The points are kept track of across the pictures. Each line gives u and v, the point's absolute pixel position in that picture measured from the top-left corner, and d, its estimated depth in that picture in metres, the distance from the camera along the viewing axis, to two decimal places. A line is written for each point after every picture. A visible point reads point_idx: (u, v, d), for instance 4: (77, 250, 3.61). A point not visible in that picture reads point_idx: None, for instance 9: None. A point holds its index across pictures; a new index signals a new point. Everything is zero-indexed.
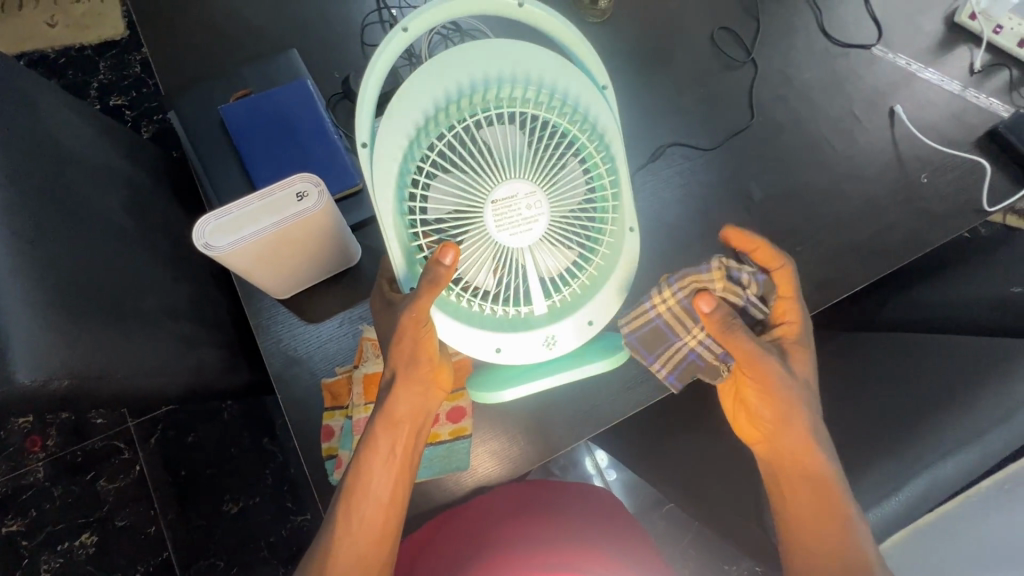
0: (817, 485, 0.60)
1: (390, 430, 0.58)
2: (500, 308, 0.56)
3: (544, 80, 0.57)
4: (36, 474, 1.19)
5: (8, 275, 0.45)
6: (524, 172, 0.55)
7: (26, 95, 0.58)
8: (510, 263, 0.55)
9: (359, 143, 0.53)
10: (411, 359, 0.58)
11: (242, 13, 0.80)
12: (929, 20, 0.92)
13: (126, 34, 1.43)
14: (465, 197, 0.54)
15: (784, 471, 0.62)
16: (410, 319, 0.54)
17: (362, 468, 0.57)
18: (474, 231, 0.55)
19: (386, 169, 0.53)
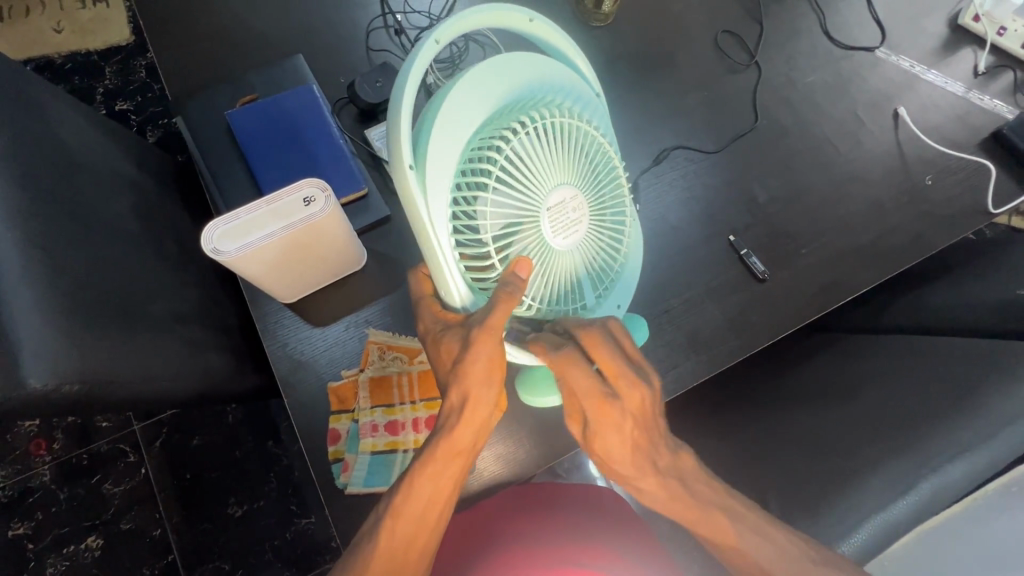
0: (706, 521, 0.58)
1: (453, 448, 0.53)
2: (553, 314, 0.55)
3: (564, 84, 0.54)
4: (42, 477, 1.19)
5: (19, 280, 0.45)
6: (568, 174, 0.51)
7: (34, 103, 0.59)
8: (560, 271, 0.53)
9: (405, 165, 0.45)
10: (487, 381, 0.52)
11: (248, 19, 0.81)
12: (932, 23, 0.92)
13: (132, 39, 1.45)
14: (522, 208, 0.49)
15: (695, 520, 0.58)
16: (484, 333, 0.48)
17: (414, 485, 0.53)
18: (531, 241, 0.50)
19: (438, 186, 0.46)
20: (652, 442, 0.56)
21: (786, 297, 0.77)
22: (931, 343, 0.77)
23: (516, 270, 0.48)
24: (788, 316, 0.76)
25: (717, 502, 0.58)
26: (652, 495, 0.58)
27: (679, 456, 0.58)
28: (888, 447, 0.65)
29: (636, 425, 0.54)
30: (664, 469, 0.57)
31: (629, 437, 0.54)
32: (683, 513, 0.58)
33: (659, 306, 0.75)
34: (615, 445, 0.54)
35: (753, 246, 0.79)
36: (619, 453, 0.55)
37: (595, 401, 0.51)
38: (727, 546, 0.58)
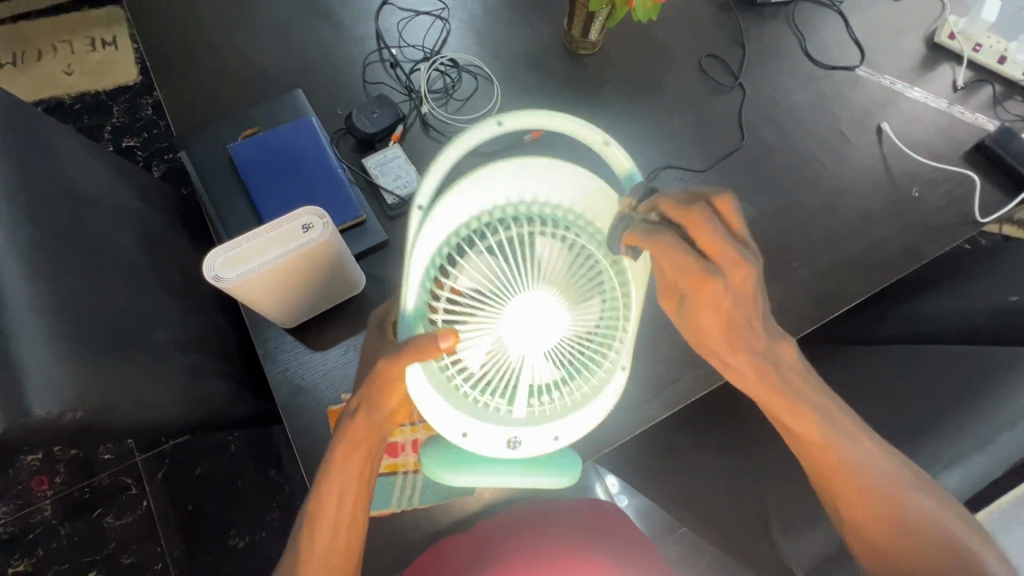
0: (811, 429, 0.57)
1: (350, 452, 0.56)
2: (482, 399, 0.54)
3: (596, 218, 0.56)
4: (44, 512, 1.19)
5: (26, 311, 0.47)
6: (548, 286, 0.54)
7: (43, 142, 0.61)
8: (509, 363, 0.54)
9: (415, 202, 0.49)
10: (379, 399, 0.53)
11: (249, 57, 0.85)
12: (910, 41, 0.96)
13: (139, 78, 1.50)
14: (490, 285, 0.54)
15: (787, 416, 0.58)
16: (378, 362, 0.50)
17: (322, 493, 0.56)
18: (485, 318, 0.54)
19: (430, 236, 0.51)
20: (747, 323, 0.52)
21: (780, 310, 0.77)
22: (927, 351, 0.77)
23: (440, 335, 0.47)
24: (783, 329, 0.77)
25: (809, 397, 0.58)
26: (743, 374, 0.57)
27: (777, 342, 0.56)
28: None
29: (733, 302, 0.49)
30: (760, 353, 0.55)
31: (722, 313, 0.50)
32: (767, 396, 0.58)
33: (656, 319, 0.73)
34: (709, 324, 0.52)
35: None
36: (713, 326, 0.52)
37: (696, 279, 0.47)
38: (809, 447, 0.59)
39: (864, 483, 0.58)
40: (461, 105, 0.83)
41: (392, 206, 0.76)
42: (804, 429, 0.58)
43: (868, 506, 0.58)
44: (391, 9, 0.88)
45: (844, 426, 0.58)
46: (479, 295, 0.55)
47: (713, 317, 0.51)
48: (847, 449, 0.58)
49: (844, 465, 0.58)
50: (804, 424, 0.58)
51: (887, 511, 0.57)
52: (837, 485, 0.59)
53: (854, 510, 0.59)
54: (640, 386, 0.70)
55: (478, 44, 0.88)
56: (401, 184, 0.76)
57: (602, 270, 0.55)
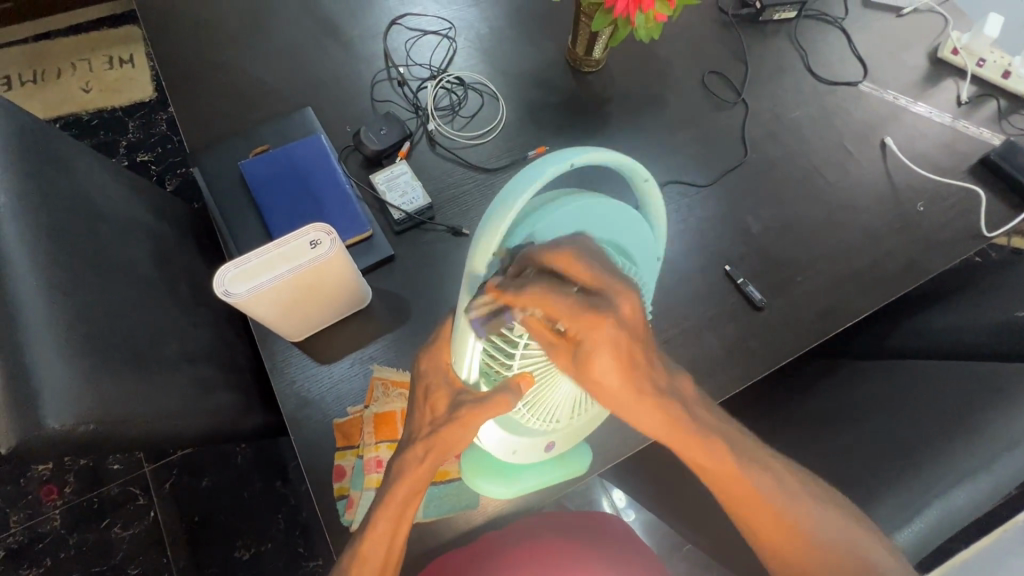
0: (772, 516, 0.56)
1: (413, 492, 0.55)
2: (530, 420, 0.56)
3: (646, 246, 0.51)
4: (53, 522, 1.20)
5: (42, 327, 0.48)
6: None
7: (62, 162, 0.63)
8: (559, 391, 0.53)
9: (488, 250, 0.43)
10: (457, 444, 0.54)
11: (261, 76, 0.87)
12: (912, 57, 0.96)
13: (154, 95, 1.54)
14: None
15: (737, 500, 0.56)
16: (476, 409, 0.50)
17: (378, 527, 0.55)
18: (549, 360, 0.49)
19: (498, 286, 0.45)
20: (647, 358, 0.45)
21: (784, 325, 0.77)
22: (934, 366, 0.77)
23: (518, 381, 0.49)
24: (787, 344, 0.76)
25: (714, 436, 0.53)
26: (657, 429, 0.50)
27: (677, 380, 0.50)
28: (893, 472, 0.65)
29: (630, 340, 0.42)
30: (663, 391, 0.47)
31: (621, 357, 0.43)
32: (692, 450, 0.52)
33: None
34: (610, 372, 0.43)
35: (749, 275, 0.80)
36: (616, 380, 0.44)
37: (591, 322, 0.40)
38: (762, 535, 0.57)
39: (770, 508, 0.55)
40: (467, 122, 0.85)
41: (398, 221, 0.77)
42: (717, 471, 0.54)
43: (780, 526, 0.56)
44: (399, 29, 0.90)
45: (753, 454, 0.56)
46: (544, 341, 0.48)
47: (613, 364, 0.43)
48: (757, 478, 0.55)
49: (756, 495, 0.55)
50: (764, 515, 0.56)
51: (794, 538, 0.56)
52: (746, 512, 0.56)
53: (768, 534, 0.56)
54: None
55: (484, 63, 0.89)
56: (407, 199, 0.77)
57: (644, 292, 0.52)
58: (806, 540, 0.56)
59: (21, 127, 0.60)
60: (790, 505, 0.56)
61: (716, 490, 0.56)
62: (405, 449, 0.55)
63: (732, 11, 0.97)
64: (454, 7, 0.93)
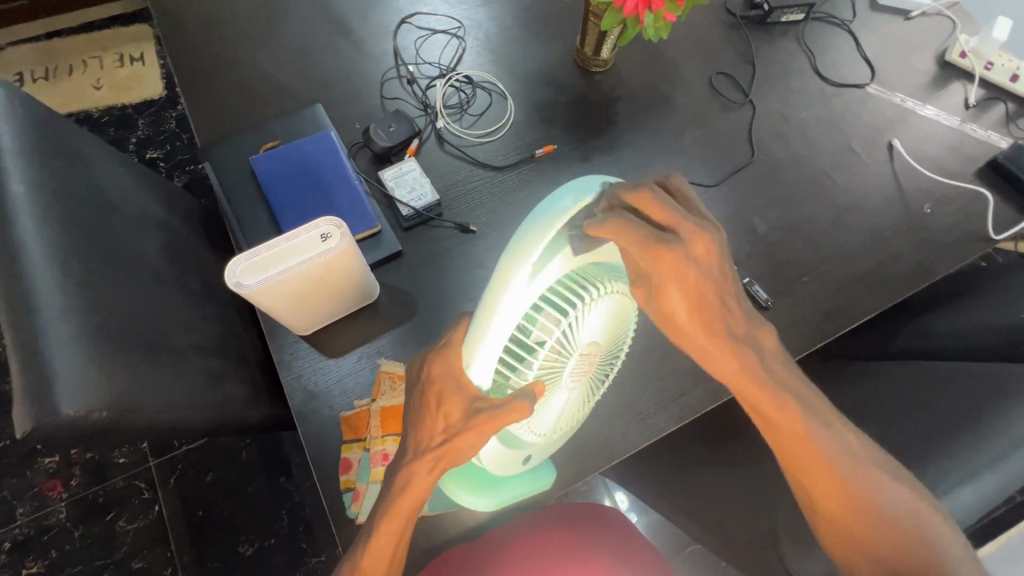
0: (839, 485, 0.55)
1: (416, 496, 0.54)
2: (530, 435, 0.57)
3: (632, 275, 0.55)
4: (59, 515, 1.21)
5: (57, 315, 0.49)
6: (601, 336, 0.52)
7: (78, 154, 0.64)
8: (554, 406, 0.55)
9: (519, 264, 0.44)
10: (467, 451, 0.52)
11: (272, 73, 0.88)
12: (921, 60, 0.97)
13: (164, 92, 1.56)
14: (562, 349, 0.49)
15: (803, 473, 0.56)
16: (491, 418, 0.49)
17: (381, 537, 0.55)
18: (552, 376, 0.51)
19: (521, 302, 0.45)
20: (720, 303, 0.50)
21: (790, 324, 0.77)
22: (941, 367, 0.77)
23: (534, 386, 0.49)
24: (793, 344, 0.77)
25: (785, 381, 0.54)
26: (723, 368, 0.53)
27: (754, 328, 0.53)
28: None
29: (699, 278, 0.49)
30: (737, 336, 0.52)
31: (691, 289, 0.49)
32: (753, 397, 0.54)
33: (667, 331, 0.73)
34: (682, 300, 0.49)
35: (755, 274, 0.80)
36: (688, 311, 0.50)
37: (656, 253, 0.46)
38: (824, 506, 0.56)
39: (836, 463, 0.55)
40: (475, 120, 0.86)
41: (406, 218, 0.77)
42: (785, 429, 0.55)
43: (844, 487, 0.55)
44: (408, 28, 0.91)
45: (822, 412, 0.56)
46: (551, 359, 0.49)
47: (687, 285, 0.48)
48: (822, 429, 0.55)
49: (828, 464, 0.54)
50: (835, 486, 0.55)
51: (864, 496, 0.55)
52: (811, 471, 0.55)
53: (832, 503, 0.55)
54: (651, 398, 0.70)
55: (493, 62, 0.90)
56: (415, 196, 0.78)
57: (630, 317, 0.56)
58: (865, 509, 0.55)
59: (39, 119, 0.61)
60: (845, 458, 0.55)
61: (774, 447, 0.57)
62: (412, 457, 0.54)
63: (740, 12, 0.97)
64: (463, 7, 0.93)
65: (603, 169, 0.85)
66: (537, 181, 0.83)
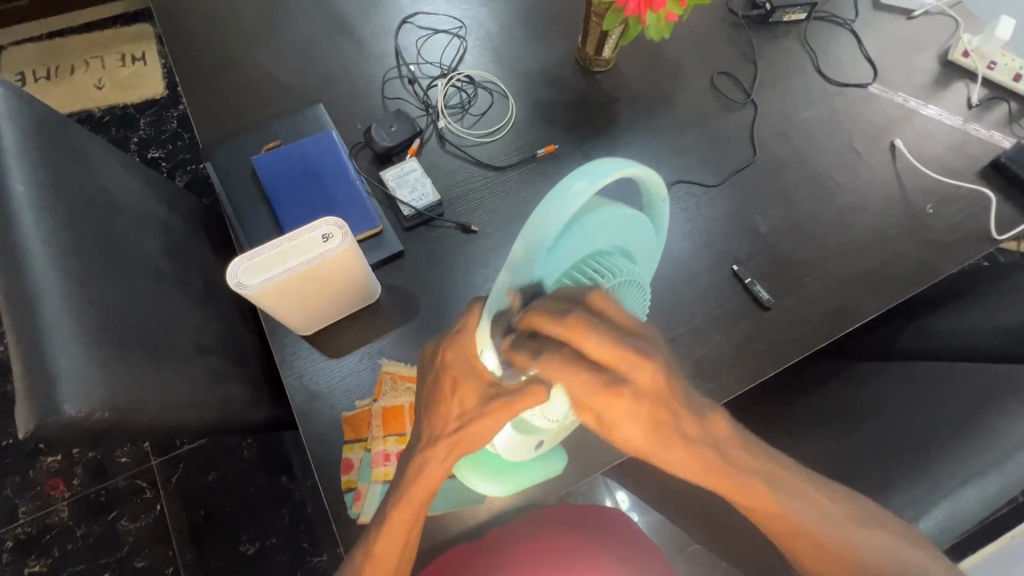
0: (820, 546, 0.55)
1: (428, 483, 0.54)
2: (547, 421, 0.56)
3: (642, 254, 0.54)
4: (61, 514, 1.21)
5: (60, 315, 0.49)
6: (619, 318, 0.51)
7: (79, 155, 0.64)
8: (571, 389, 0.54)
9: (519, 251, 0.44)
10: (480, 439, 0.52)
11: (273, 73, 0.88)
12: (923, 59, 0.96)
13: (166, 92, 1.56)
14: None
15: (790, 539, 0.55)
16: (508, 402, 0.50)
17: (393, 524, 0.55)
18: None
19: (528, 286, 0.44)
20: (675, 417, 0.46)
21: (792, 325, 0.77)
22: (943, 368, 0.76)
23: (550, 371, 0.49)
24: (795, 344, 0.76)
25: (750, 464, 0.51)
26: (686, 472, 0.49)
27: (711, 423, 0.49)
28: (901, 474, 0.65)
29: (649, 406, 0.45)
30: (692, 437, 0.48)
31: (645, 420, 0.45)
32: (724, 487, 0.51)
33: None
34: (632, 428, 0.46)
35: (757, 275, 0.80)
36: (642, 439, 0.47)
37: (592, 392, 0.44)
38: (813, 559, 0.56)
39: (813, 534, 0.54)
40: (477, 120, 0.86)
41: (408, 218, 0.77)
42: (778, 519, 0.53)
43: (823, 549, 0.55)
44: (410, 27, 0.91)
45: (789, 481, 0.53)
46: None
47: (630, 417, 0.45)
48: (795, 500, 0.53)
49: (803, 531, 0.54)
50: (810, 544, 0.55)
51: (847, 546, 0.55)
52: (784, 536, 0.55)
53: (815, 558, 0.55)
54: None
55: (494, 61, 0.90)
56: (417, 196, 0.78)
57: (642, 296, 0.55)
58: (845, 559, 0.55)
59: (40, 119, 0.61)
60: (824, 520, 0.54)
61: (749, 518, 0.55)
62: (425, 444, 0.54)
63: (742, 12, 0.97)
64: (465, 6, 0.93)
65: None
66: (539, 181, 0.83)
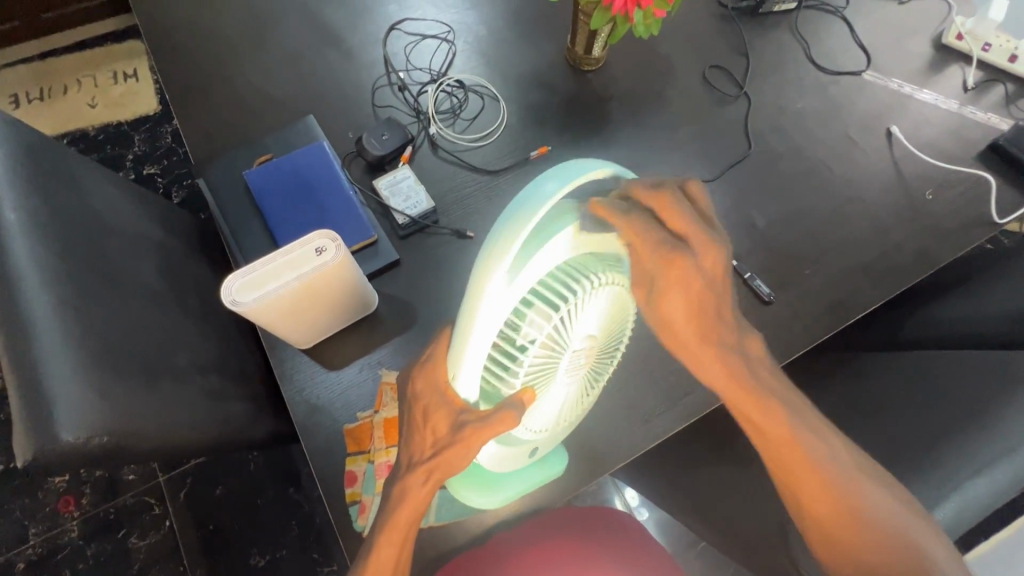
0: (830, 492, 0.55)
1: (413, 508, 0.54)
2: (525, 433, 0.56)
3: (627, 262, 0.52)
4: (71, 534, 1.21)
5: (55, 341, 0.49)
6: (596, 331, 0.50)
7: (71, 178, 0.64)
8: (548, 401, 0.54)
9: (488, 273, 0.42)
10: (459, 463, 0.51)
11: (263, 85, 0.87)
12: (917, 43, 0.96)
13: (159, 108, 1.56)
14: (551, 345, 0.47)
15: (801, 482, 0.56)
16: (477, 429, 0.48)
17: (384, 547, 0.55)
18: (543, 374, 0.50)
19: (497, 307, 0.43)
20: (719, 311, 0.50)
21: (794, 318, 0.76)
22: (948, 356, 0.76)
23: (522, 396, 0.49)
24: (798, 338, 0.76)
25: (773, 382, 0.55)
26: (711, 372, 0.53)
27: (746, 334, 0.54)
28: (909, 467, 0.64)
29: (704, 287, 0.48)
30: (732, 342, 0.52)
31: (693, 300, 0.49)
32: (744, 402, 0.54)
33: None
34: (679, 308, 0.49)
35: (757, 269, 0.79)
36: (684, 324, 0.50)
37: (664, 258, 0.46)
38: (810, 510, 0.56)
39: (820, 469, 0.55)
40: (468, 124, 0.85)
41: (403, 226, 0.77)
42: (774, 432, 0.55)
43: (829, 492, 0.55)
44: (398, 34, 0.91)
45: (807, 419, 0.56)
46: (540, 358, 0.48)
47: (694, 293, 0.48)
48: (811, 435, 0.55)
49: (813, 470, 0.55)
50: (819, 490, 0.55)
51: (845, 507, 0.55)
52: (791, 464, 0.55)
53: (817, 506, 0.56)
54: (657, 399, 0.70)
55: (484, 65, 0.89)
56: (411, 204, 0.77)
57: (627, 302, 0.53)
58: (847, 513, 0.55)
59: (30, 144, 0.61)
60: (835, 466, 0.55)
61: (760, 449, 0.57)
62: (406, 469, 0.54)
63: (731, 4, 0.96)
64: (452, 11, 0.93)
65: None
66: (533, 183, 0.82)
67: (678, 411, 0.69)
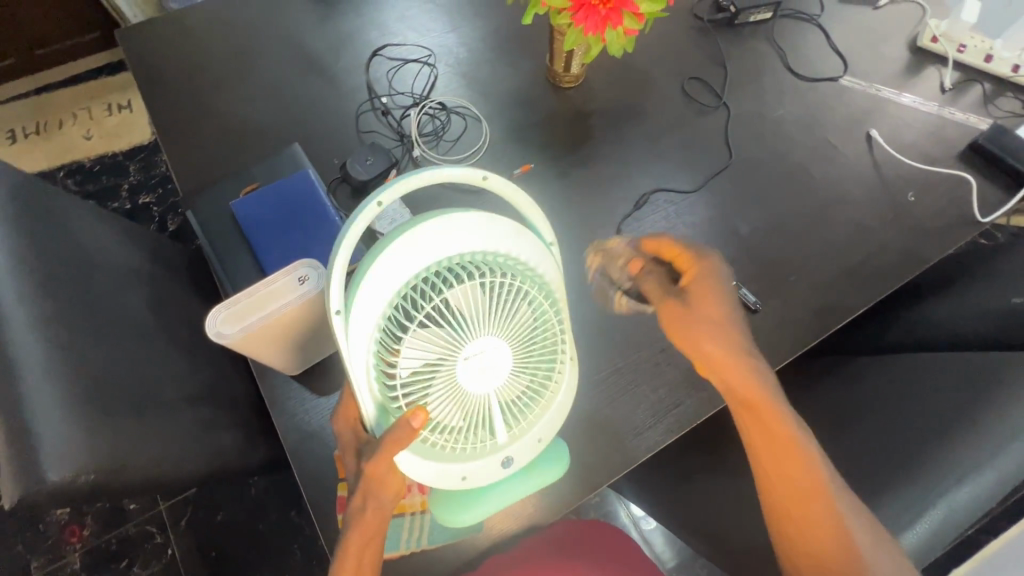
0: (817, 515, 0.55)
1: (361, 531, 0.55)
2: (461, 446, 0.55)
3: (515, 259, 0.54)
4: (73, 566, 1.21)
5: (41, 381, 0.50)
6: (492, 331, 0.52)
7: (58, 217, 0.65)
8: (471, 408, 0.53)
9: (332, 311, 0.49)
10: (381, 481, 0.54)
11: (249, 116, 0.89)
12: (893, 47, 0.97)
13: (153, 137, 1.58)
14: (437, 352, 0.51)
15: (797, 504, 0.56)
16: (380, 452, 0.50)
17: None
18: (441, 381, 0.51)
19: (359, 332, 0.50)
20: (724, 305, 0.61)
21: (781, 325, 0.77)
22: (937, 357, 0.76)
23: (412, 417, 0.50)
24: (787, 345, 0.76)
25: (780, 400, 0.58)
26: (723, 363, 0.58)
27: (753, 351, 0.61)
28: (899, 472, 0.64)
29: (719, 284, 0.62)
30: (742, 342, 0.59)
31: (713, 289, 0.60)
32: (751, 402, 0.58)
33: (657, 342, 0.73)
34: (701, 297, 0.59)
35: (742, 278, 0.80)
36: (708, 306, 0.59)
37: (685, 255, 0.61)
38: (798, 531, 0.56)
39: (807, 470, 0.56)
40: (451, 146, 0.86)
41: None
42: (772, 428, 0.57)
43: (816, 497, 0.55)
44: (380, 60, 0.92)
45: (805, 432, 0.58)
46: (426, 366, 0.51)
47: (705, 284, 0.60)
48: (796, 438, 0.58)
49: (811, 481, 0.56)
50: (815, 514, 0.55)
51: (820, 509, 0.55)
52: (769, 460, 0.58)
53: (810, 530, 0.55)
54: (646, 411, 0.70)
55: (465, 86, 0.91)
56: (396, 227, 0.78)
57: (528, 297, 0.54)
58: (828, 526, 0.55)
59: (17, 186, 0.62)
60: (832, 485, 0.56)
61: (761, 451, 0.58)
62: (350, 507, 0.56)
63: (708, 16, 0.98)
64: (433, 35, 0.94)
65: (582, 183, 0.85)
66: None
67: (667, 423, 0.70)
